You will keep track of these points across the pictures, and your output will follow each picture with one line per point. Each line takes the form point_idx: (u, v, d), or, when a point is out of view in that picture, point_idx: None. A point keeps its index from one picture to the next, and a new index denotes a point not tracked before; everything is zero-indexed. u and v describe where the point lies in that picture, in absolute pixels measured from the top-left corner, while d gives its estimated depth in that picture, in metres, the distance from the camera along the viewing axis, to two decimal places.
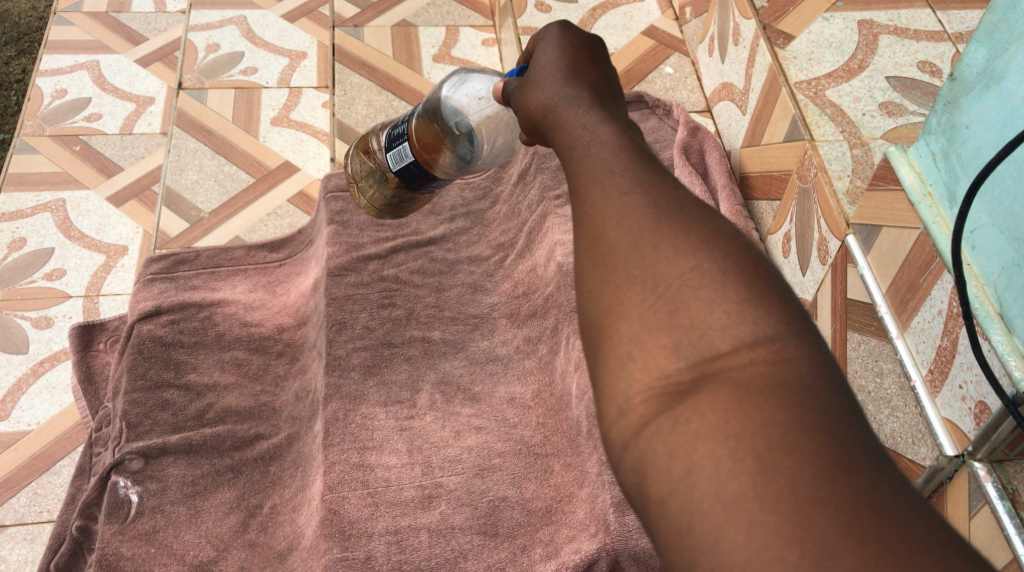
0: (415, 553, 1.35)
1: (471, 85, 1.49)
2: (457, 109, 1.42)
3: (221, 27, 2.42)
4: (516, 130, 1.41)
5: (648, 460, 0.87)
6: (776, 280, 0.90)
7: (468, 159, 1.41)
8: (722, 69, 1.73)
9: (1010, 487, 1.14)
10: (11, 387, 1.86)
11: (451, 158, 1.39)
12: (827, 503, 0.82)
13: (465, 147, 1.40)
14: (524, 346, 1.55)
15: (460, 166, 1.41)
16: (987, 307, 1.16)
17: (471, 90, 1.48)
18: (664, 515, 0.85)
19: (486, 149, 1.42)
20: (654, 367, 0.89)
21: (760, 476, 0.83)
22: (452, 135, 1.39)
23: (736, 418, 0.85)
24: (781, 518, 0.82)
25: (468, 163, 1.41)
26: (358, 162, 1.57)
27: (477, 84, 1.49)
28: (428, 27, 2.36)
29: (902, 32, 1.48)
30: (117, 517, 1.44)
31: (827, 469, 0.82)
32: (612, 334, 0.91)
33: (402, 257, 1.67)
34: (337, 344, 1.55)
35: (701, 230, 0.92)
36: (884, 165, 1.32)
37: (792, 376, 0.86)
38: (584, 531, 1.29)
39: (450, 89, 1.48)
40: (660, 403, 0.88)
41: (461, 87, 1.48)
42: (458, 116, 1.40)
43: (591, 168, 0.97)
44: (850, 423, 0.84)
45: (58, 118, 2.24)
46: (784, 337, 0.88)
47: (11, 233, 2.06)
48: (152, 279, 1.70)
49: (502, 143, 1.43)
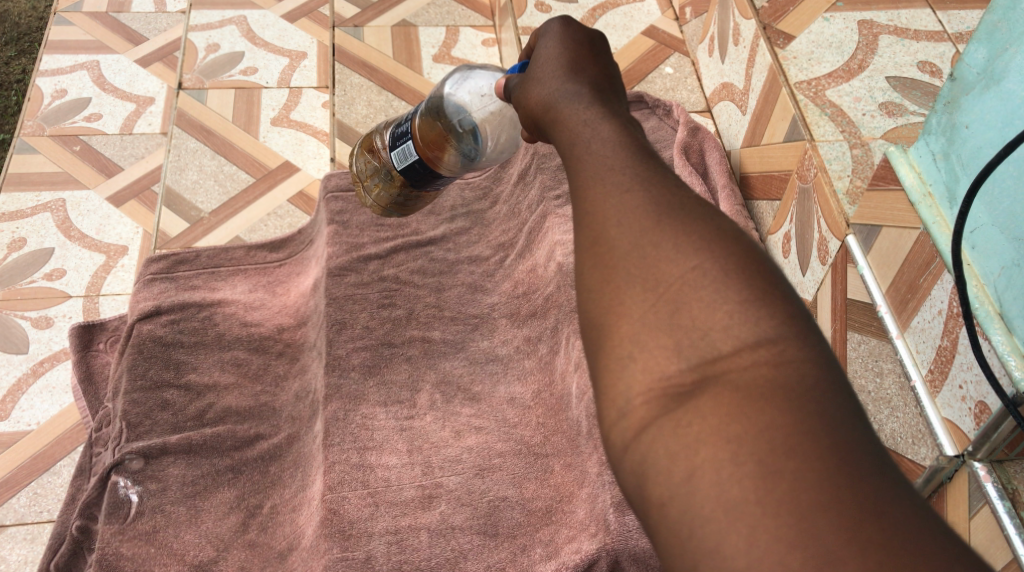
0: (415, 553, 1.35)
1: (470, 82, 1.49)
2: (458, 106, 1.42)
3: (221, 27, 2.42)
4: (519, 125, 1.42)
5: (649, 462, 0.87)
6: (778, 280, 0.90)
7: (472, 155, 1.41)
8: (722, 68, 1.73)
9: (1010, 487, 1.14)
10: (10, 387, 1.86)
11: (455, 154, 1.39)
12: (831, 506, 0.82)
13: (468, 143, 1.40)
14: (524, 346, 1.55)
15: (465, 162, 1.41)
16: (987, 307, 1.16)
17: (471, 88, 1.48)
18: (666, 518, 0.85)
19: (489, 145, 1.42)
20: (655, 367, 0.89)
21: (762, 480, 0.83)
22: (455, 133, 1.39)
23: (738, 420, 0.85)
24: (783, 522, 0.82)
25: (472, 160, 1.42)
26: (363, 162, 1.59)
27: (476, 81, 1.49)
28: (428, 27, 2.36)
29: (902, 33, 1.48)
30: (117, 516, 1.44)
31: (831, 472, 0.82)
32: (613, 335, 0.91)
33: (402, 257, 1.67)
34: (337, 344, 1.55)
35: (703, 230, 0.92)
36: (884, 165, 1.32)
37: (794, 378, 0.86)
38: (584, 531, 1.29)
39: (449, 87, 1.48)
40: (662, 405, 0.88)
41: (461, 85, 1.48)
42: (461, 114, 1.40)
43: (592, 166, 0.97)
44: (853, 426, 0.85)
45: (57, 118, 2.24)
46: (786, 338, 0.88)
47: (11, 233, 2.06)
48: (152, 279, 1.70)
49: (505, 139, 1.43)
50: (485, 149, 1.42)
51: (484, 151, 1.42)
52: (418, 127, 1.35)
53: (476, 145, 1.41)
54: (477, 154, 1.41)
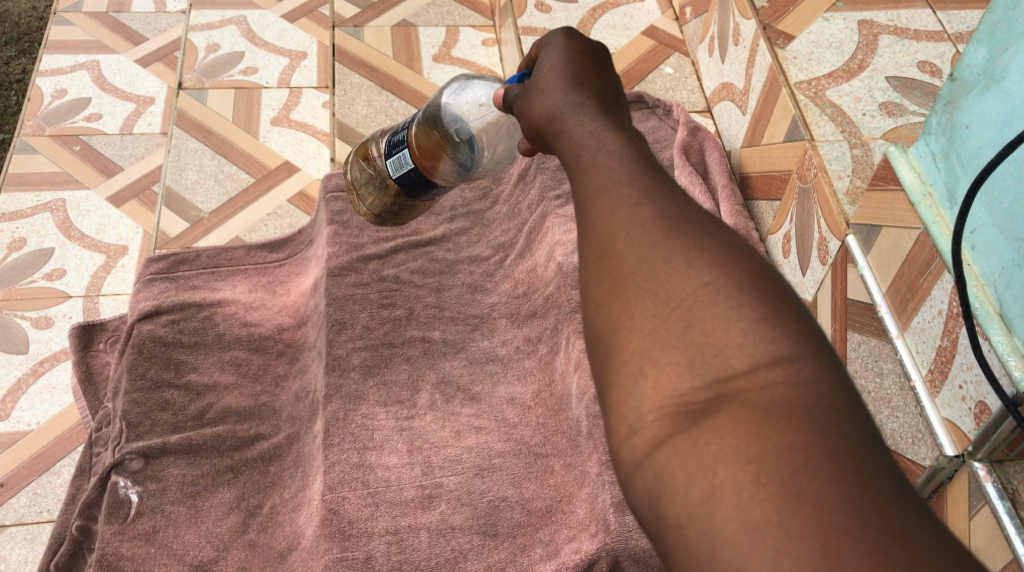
0: (415, 553, 1.35)
1: (469, 94, 1.49)
2: (456, 116, 1.42)
3: (221, 27, 2.42)
4: (516, 137, 1.42)
5: (664, 481, 0.87)
6: (791, 297, 0.90)
7: (469, 162, 1.42)
8: (722, 69, 1.73)
9: (1010, 487, 1.14)
10: (11, 387, 1.86)
11: (451, 163, 1.39)
12: (856, 531, 0.81)
13: (466, 151, 1.40)
14: (525, 346, 1.55)
15: (461, 169, 1.41)
16: (987, 307, 1.16)
17: (470, 99, 1.48)
18: (683, 539, 0.85)
19: (485, 154, 1.42)
20: (668, 385, 0.89)
21: (783, 502, 0.83)
22: (452, 143, 1.39)
23: (756, 440, 0.85)
24: (806, 545, 0.82)
25: (468, 167, 1.42)
26: (357, 170, 1.60)
27: (476, 92, 1.49)
28: (428, 26, 2.36)
29: (902, 32, 1.50)
30: (117, 517, 1.44)
31: (851, 495, 0.82)
32: (623, 350, 0.91)
33: (402, 257, 1.67)
34: (337, 344, 1.55)
35: (715, 246, 0.92)
36: (884, 165, 1.31)
37: (811, 399, 0.86)
38: (585, 531, 1.29)
39: (447, 99, 1.48)
40: (675, 423, 0.88)
41: (460, 96, 1.48)
42: (459, 124, 1.40)
43: (601, 179, 0.97)
44: (873, 448, 0.84)
45: (58, 118, 2.24)
46: (802, 357, 0.88)
47: (12, 233, 2.06)
48: (152, 279, 1.70)
49: (501, 149, 1.43)
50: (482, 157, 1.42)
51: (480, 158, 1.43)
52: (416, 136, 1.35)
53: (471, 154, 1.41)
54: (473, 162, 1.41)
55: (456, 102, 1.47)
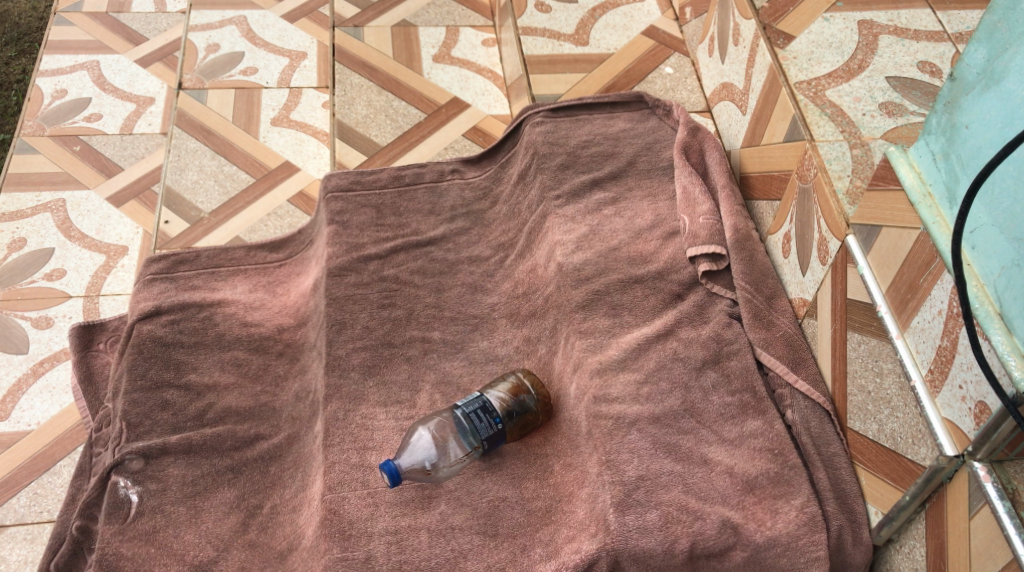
0: (415, 553, 1.35)
1: (421, 452, 1.41)
2: (441, 450, 1.41)
3: (221, 27, 2.42)
4: (479, 403, 1.43)
5: None
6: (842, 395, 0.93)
7: (480, 417, 1.42)
8: (722, 69, 1.73)
9: (1010, 487, 1.15)
10: (11, 387, 1.86)
11: (502, 392, 1.46)
12: None
13: (495, 392, 1.46)
14: (525, 347, 1.55)
15: (492, 431, 1.42)
16: (987, 307, 1.16)
17: (426, 447, 1.42)
18: None
19: (451, 434, 1.43)
20: None
21: None
22: (496, 412, 1.43)
23: None
24: None
25: (479, 440, 1.41)
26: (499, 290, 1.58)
27: (404, 453, 1.42)
28: (429, 27, 2.36)
29: (902, 32, 1.52)
30: (117, 517, 1.44)
31: None
32: None
33: (401, 257, 1.65)
34: (337, 344, 1.54)
35: None
36: (884, 165, 1.32)
37: None
38: (584, 531, 1.32)
39: (437, 448, 1.42)
40: None
41: (433, 430, 1.43)
42: (459, 441, 1.42)
43: None
44: None
45: (58, 118, 2.25)
46: None
47: (11, 233, 2.06)
48: (152, 279, 1.69)
49: (432, 438, 1.43)
50: (475, 440, 1.42)
51: (461, 418, 1.43)
52: (509, 401, 1.45)
53: (495, 405, 1.44)
54: (474, 445, 1.42)
55: (440, 441, 1.42)
